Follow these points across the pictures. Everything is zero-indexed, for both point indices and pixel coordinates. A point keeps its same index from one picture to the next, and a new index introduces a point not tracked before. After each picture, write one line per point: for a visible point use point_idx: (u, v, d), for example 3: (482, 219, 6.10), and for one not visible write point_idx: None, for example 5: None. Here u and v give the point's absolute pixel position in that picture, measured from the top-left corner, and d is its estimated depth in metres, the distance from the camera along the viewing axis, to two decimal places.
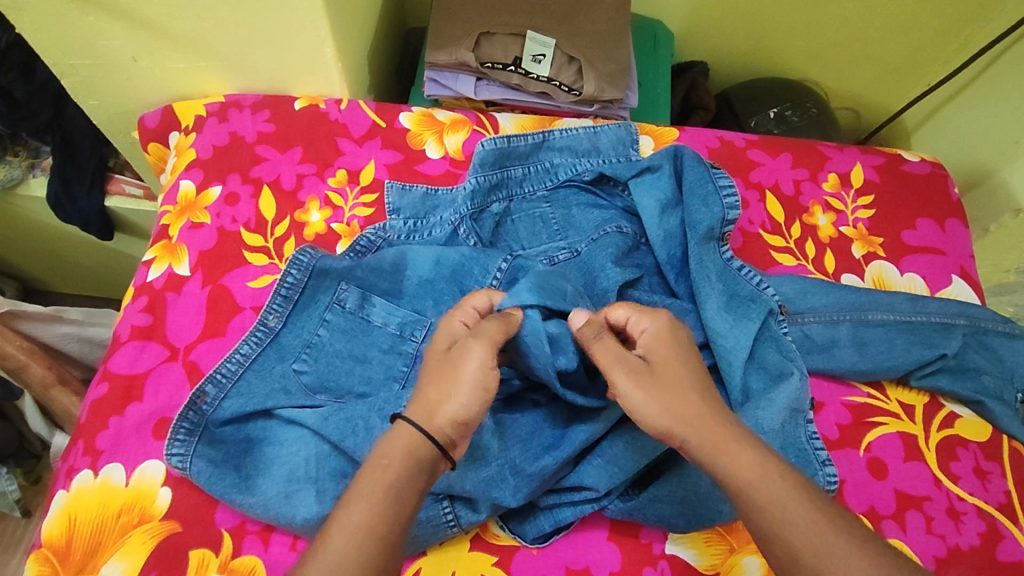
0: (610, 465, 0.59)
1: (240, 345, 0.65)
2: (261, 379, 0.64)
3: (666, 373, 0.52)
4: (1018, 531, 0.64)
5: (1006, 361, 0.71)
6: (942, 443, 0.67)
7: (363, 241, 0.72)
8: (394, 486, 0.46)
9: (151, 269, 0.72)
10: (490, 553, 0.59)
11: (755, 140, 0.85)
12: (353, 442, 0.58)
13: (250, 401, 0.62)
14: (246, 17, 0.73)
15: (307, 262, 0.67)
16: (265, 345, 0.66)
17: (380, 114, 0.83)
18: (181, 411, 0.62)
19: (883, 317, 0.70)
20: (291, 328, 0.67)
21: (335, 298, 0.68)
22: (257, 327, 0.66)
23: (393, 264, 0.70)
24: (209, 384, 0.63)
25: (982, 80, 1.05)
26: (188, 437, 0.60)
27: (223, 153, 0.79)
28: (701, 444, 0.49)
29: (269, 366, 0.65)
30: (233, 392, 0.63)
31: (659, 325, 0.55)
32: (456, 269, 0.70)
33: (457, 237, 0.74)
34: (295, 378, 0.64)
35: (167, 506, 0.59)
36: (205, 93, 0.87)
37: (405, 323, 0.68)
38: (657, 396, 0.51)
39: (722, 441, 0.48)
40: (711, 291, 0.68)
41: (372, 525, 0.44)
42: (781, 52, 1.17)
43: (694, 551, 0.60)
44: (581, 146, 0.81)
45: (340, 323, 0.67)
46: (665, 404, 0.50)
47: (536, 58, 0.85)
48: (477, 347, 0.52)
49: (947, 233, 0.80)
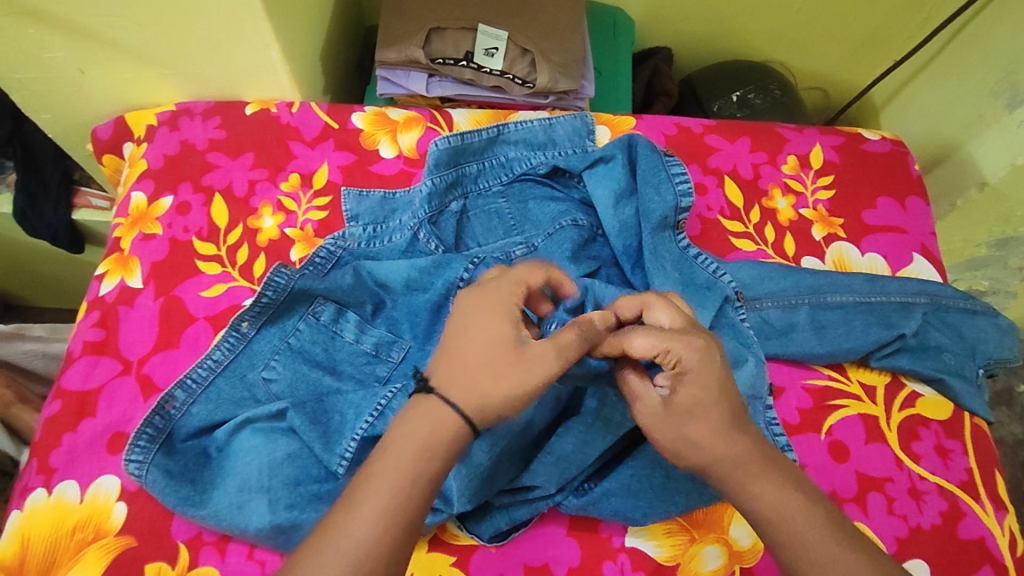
0: (559, 464, 0.58)
1: (212, 350, 0.65)
2: (231, 386, 0.64)
3: (684, 421, 0.49)
4: (979, 507, 0.64)
5: (968, 337, 0.70)
6: (904, 423, 0.67)
7: (321, 254, 0.70)
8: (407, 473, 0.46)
9: (103, 284, 0.72)
10: (448, 554, 0.59)
11: (713, 124, 0.84)
12: (321, 444, 0.59)
13: (219, 409, 0.63)
14: (187, 24, 0.72)
15: (285, 283, 0.66)
16: (237, 352, 0.65)
17: (333, 115, 0.82)
18: (146, 416, 0.61)
19: (841, 299, 0.70)
20: (263, 336, 0.66)
21: (311, 309, 0.67)
22: (230, 332, 0.65)
23: (359, 274, 0.68)
24: (178, 389, 0.63)
25: (945, 53, 1.04)
26: (148, 444, 0.60)
27: (174, 162, 0.78)
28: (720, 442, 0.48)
29: (241, 372, 0.65)
30: (201, 398, 0.63)
31: (694, 347, 0.50)
32: (431, 275, 0.69)
33: (417, 242, 0.73)
34: (264, 387, 0.64)
35: (123, 521, 0.59)
36: (157, 101, 0.86)
37: (380, 344, 0.67)
38: (673, 438, 0.49)
39: (754, 475, 0.48)
40: (663, 280, 0.68)
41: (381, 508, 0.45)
42: (744, 34, 1.17)
43: (654, 542, 0.60)
44: (537, 138, 0.80)
45: (312, 335, 0.67)
46: (680, 450, 0.49)
47: (488, 51, 0.85)
48: (550, 358, 0.49)
49: (908, 211, 0.79)
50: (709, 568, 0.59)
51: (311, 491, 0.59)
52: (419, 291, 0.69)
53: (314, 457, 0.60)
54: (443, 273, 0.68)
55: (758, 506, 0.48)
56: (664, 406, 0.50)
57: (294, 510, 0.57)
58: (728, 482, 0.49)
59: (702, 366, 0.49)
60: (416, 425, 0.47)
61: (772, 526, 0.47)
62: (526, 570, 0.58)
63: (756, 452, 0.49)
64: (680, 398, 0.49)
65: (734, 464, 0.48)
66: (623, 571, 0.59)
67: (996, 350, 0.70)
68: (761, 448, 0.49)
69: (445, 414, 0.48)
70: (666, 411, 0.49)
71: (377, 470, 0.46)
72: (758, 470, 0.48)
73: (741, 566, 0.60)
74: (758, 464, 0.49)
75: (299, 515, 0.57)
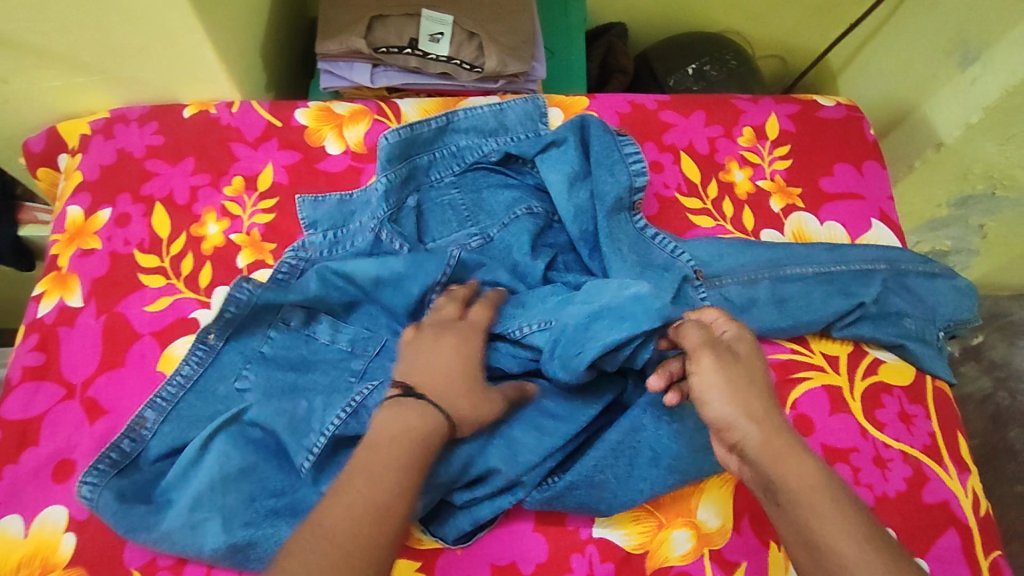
0: (512, 448, 0.58)
1: (181, 365, 0.63)
2: (203, 402, 0.62)
3: (739, 373, 0.52)
4: (942, 471, 0.64)
5: (928, 301, 0.70)
6: (868, 391, 0.67)
7: (283, 267, 0.68)
8: (393, 464, 0.50)
9: (42, 305, 0.69)
10: (414, 559, 0.58)
11: (667, 100, 0.82)
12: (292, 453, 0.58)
13: (190, 426, 0.61)
14: (110, 26, 0.68)
15: (246, 298, 0.63)
16: (207, 364, 0.63)
17: (275, 113, 0.79)
18: (113, 440, 0.60)
19: (801, 271, 0.69)
20: (233, 346, 0.64)
21: (280, 316, 0.66)
22: (198, 345, 0.63)
23: (323, 278, 0.65)
24: (149, 409, 0.61)
25: (897, 14, 1.03)
26: (108, 469, 0.58)
27: (111, 173, 0.75)
28: (761, 445, 0.50)
29: (211, 387, 0.63)
30: (173, 416, 0.61)
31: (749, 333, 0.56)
32: (399, 272, 0.65)
33: (380, 244, 0.70)
34: (236, 397, 0.63)
35: (72, 552, 0.57)
36: (89, 109, 0.82)
37: (355, 340, 0.65)
38: (733, 376, 0.52)
39: (785, 450, 0.50)
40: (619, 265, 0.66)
41: (360, 507, 0.47)
42: (698, 5, 1.15)
43: (622, 531, 0.59)
44: (487, 125, 0.78)
45: (285, 341, 0.65)
46: (714, 394, 0.51)
47: (433, 37, 0.82)
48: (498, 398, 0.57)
49: (865, 176, 0.79)
50: (678, 553, 0.59)
51: (268, 506, 0.57)
52: (385, 290, 0.66)
53: (280, 471, 0.59)
54: (418, 274, 0.66)
55: (780, 479, 0.49)
56: (734, 359, 0.53)
57: (251, 528, 0.56)
58: (759, 451, 0.50)
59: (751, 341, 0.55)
60: (399, 424, 0.52)
61: (813, 499, 0.47)
62: (495, 569, 0.58)
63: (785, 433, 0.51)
64: (743, 354, 0.54)
65: (775, 436, 0.50)
66: (592, 563, 0.58)
67: (956, 312, 0.71)
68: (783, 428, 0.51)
69: (428, 412, 0.53)
70: (738, 362, 0.53)
71: (361, 467, 0.50)
72: (788, 447, 0.50)
73: (711, 549, 0.59)
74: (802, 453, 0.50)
75: (256, 533, 0.56)
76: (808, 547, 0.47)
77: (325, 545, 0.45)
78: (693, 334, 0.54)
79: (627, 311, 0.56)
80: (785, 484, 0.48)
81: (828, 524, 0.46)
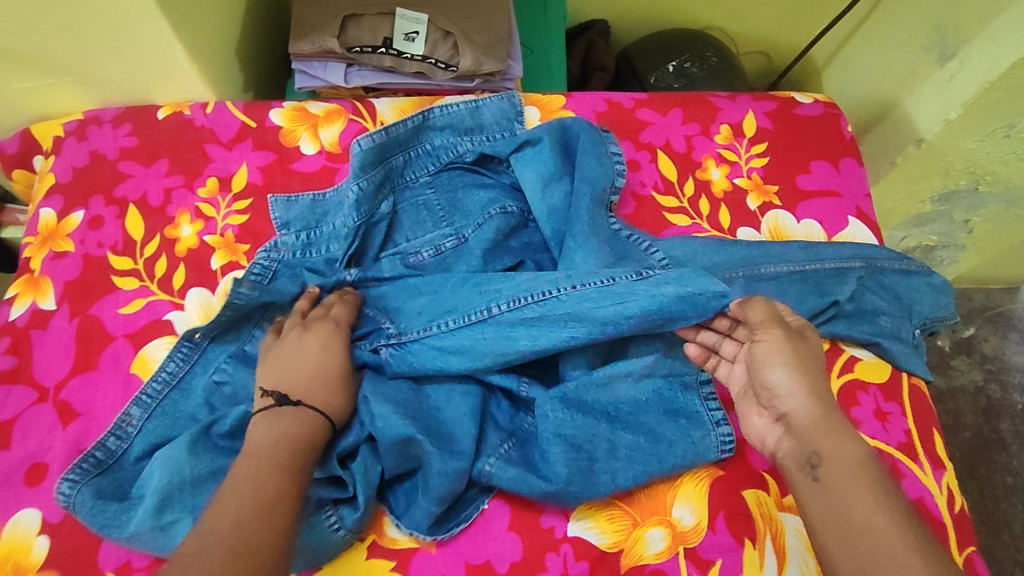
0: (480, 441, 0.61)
1: (167, 362, 0.64)
2: (185, 400, 0.63)
3: (811, 352, 0.58)
4: (918, 467, 0.64)
5: (904, 299, 0.70)
6: (844, 389, 0.67)
7: (257, 267, 0.68)
8: (271, 466, 0.51)
9: (13, 308, 0.68)
10: (388, 558, 0.58)
11: (644, 98, 0.82)
12: None
13: (172, 425, 0.62)
14: (78, 27, 0.68)
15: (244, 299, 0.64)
16: (193, 361, 0.65)
17: (249, 113, 0.79)
18: (98, 438, 0.61)
19: (774, 270, 0.69)
20: (219, 343, 0.66)
21: (270, 316, 0.68)
22: (184, 342, 0.65)
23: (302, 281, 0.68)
24: (134, 406, 0.62)
25: (878, 10, 1.03)
26: (91, 467, 0.59)
27: (85, 175, 0.75)
28: (810, 421, 0.55)
29: (194, 385, 0.64)
30: (157, 413, 0.62)
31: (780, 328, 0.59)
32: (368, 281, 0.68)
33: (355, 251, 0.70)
34: (218, 391, 0.64)
35: (46, 555, 0.57)
36: (63, 110, 0.81)
37: None
38: (797, 354, 0.57)
39: (831, 428, 0.54)
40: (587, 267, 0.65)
41: (246, 507, 0.48)
42: (679, 2, 1.15)
43: (597, 530, 0.59)
44: (464, 123, 0.78)
45: None
46: (795, 365, 0.57)
47: (408, 36, 0.81)
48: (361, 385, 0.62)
49: (842, 173, 0.79)
50: (653, 552, 0.59)
51: None
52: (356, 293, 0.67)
53: None
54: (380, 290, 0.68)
55: (831, 453, 0.53)
56: (800, 339, 0.59)
57: None
58: (806, 426, 0.55)
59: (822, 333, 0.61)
60: (276, 428, 0.54)
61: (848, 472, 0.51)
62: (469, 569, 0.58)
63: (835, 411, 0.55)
64: (810, 339, 0.59)
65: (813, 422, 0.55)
66: (566, 562, 0.58)
67: (933, 310, 0.70)
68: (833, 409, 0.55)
69: (304, 413, 0.56)
70: (801, 343, 0.59)
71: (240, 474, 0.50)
72: (829, 424, 0.54)
73: (685, 547, 0.59)
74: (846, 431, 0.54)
75: None
76: (841, 527, 0.49)
77: (216, 549, 0.45)
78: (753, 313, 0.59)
79: (671, 310, 0.60)
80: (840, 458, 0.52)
81: (864, 496, 0.50)
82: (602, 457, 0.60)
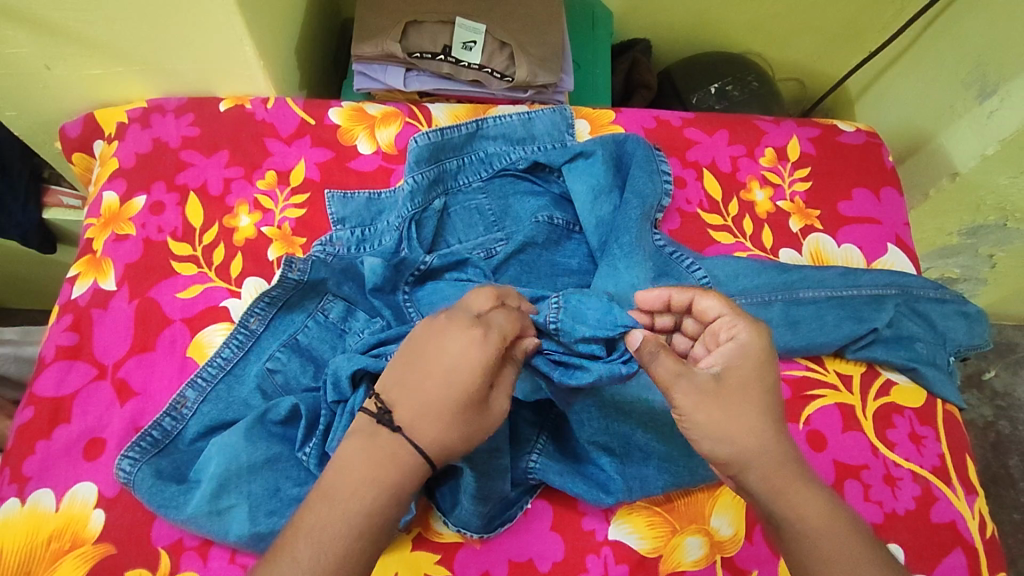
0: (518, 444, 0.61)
1: (222, 348, 0.65)
2: (237, 386, 0.64)
3: (735, 396, 0.51)
4: (951, 491, 0.65)
5: (939, 327, 0.72)
6: (880, 411, 0.68)
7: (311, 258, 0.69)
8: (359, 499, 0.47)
9: (75, 286, 0.70)
10: (433, 551, 0.59)
11: (692, 117, 0.84)
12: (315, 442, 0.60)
13: (225, 410, 0.63)
14: (156, 19, 0.70)
15: (294, 282, 0.66)
16: (247, 348, 0.66)
17: (309, 111, 0.81)
18: (154, 418, 0.62)
19: (813, 294, 0.70)
20: (273, 331, 0.67)
21: (320, 306, 0.68)
22: (239, 330, 0.66)
23: (354, 275, 0.68)
24: (190, 389, 0.63)
25: (917, 45, 1.05)
26: (148, 447, 0.60)
27: (147, 161, 0.77)
28: (766, 480, 0.50)
29: (245, 372, 0.65)
30: (212, 397, 0.64)
31: (705, 377, 0.52)
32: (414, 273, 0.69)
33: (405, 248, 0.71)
34: (269, 378, 0.64)
35: (101, 528, 0.58)
36: (127, 97, 0.83)
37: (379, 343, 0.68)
38: (725, 415, 0.51)
39: (790, 483, 0.50)
40: (633, 281, 0.67)
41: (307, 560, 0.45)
42: (722, 26, 1.17)
43: (636, 534, 0.61)
44: (516, 133, 0.79)
45: (320, 333, 0.67)
46: (730, 431, 0.50)
47: (466, 45, 0.84)
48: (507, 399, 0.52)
49: (882, 202, 0.80)
50: (691, 559, 0.60)
51: (292, 495, 0.59)
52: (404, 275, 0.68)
53: (295, 461, 0.60)
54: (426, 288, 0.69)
55: (793, 516, 0.50)
56: (715, 384, 0.52)
57: (275, 516, 0.57)
58: (759, 483, 0.51)
59: (757, 351, 0.53)
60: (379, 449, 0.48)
61: (813, 536, 0.49)
62: (512, 565, 0.59)
63: (785, 460, 0.51)
64: (728, 376, 0.52)
65: (768, 471, 0.50)
66: (607, 565, 0.60)
67: (967, 338, 0.72)
68: (789, 456, 0.51)
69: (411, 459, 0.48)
70: (719, 390, 0.51)
71: (309, 524, 0.46)
72: (783, 481, 0.50)
73: (723, 556, 0.61)
74: (791, 470, 0.51)
75: (280, 522, 0.57)
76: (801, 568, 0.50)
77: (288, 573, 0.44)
78: (660, 369, 0.52)
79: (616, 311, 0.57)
80: (799, 520, 0.50)
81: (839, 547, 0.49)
82: (639, 462, 0.62)
